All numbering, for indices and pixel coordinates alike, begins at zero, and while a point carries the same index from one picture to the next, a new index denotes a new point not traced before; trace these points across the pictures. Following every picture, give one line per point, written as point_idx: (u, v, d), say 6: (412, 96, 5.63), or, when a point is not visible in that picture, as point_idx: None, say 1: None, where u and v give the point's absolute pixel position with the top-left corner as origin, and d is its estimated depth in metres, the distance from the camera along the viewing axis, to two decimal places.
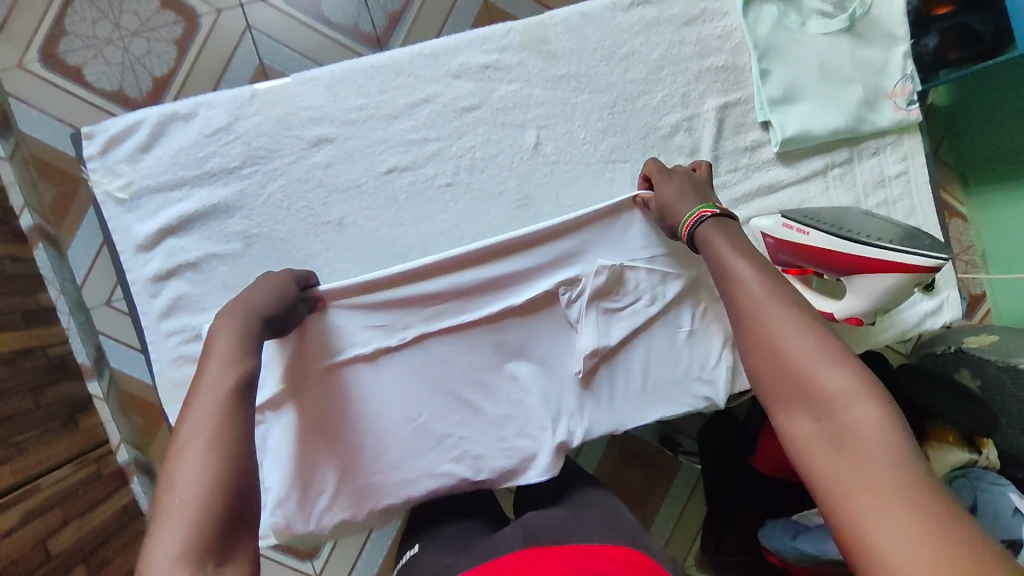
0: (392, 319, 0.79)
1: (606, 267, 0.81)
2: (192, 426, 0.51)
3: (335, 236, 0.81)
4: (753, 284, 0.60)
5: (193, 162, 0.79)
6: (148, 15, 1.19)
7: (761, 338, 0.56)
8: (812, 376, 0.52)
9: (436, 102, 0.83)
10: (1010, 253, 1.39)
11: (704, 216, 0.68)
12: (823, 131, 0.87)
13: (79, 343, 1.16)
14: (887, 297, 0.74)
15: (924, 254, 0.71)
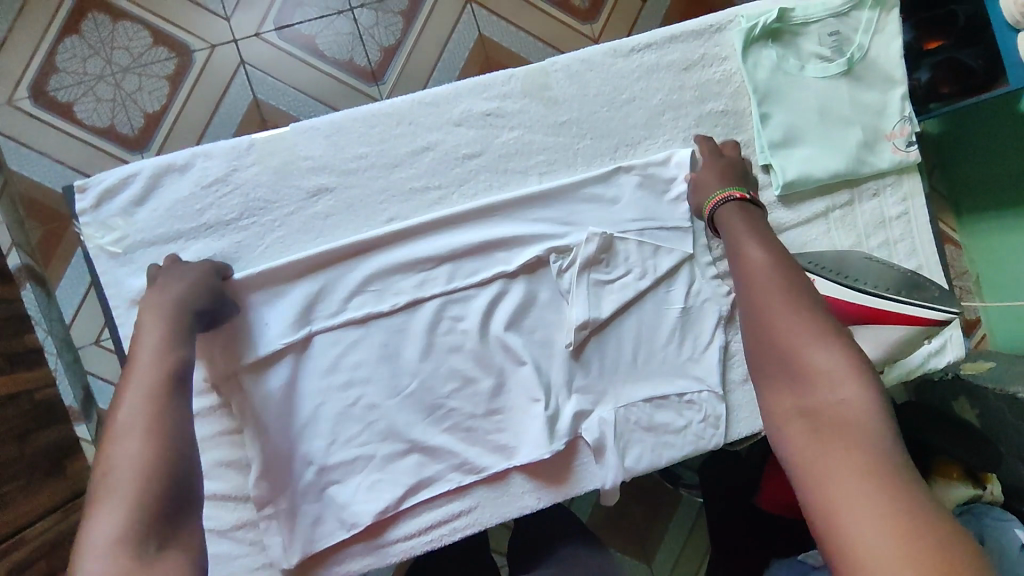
0: (321, 300, 0.79)
1: (597, 234, 0.83)
2: (128, 420, 0.56)
3: (333, 289, 0.79)
4: (762, 269, 0.67)
5: (190, 215, 0.77)
6: (140, 51, 1.18)
7: (764, 320, 0.62)
8: (803, 350, 0.57)
9: (438, 150, 0.82)
10: (1001, 279, 1.42)
11: (732, 198, 0.78)
12: (823, 174, 0.87)
13: (67, 386, 1.13)
14: (895, 348, 0.73)
15: (933, 307, 0.69)
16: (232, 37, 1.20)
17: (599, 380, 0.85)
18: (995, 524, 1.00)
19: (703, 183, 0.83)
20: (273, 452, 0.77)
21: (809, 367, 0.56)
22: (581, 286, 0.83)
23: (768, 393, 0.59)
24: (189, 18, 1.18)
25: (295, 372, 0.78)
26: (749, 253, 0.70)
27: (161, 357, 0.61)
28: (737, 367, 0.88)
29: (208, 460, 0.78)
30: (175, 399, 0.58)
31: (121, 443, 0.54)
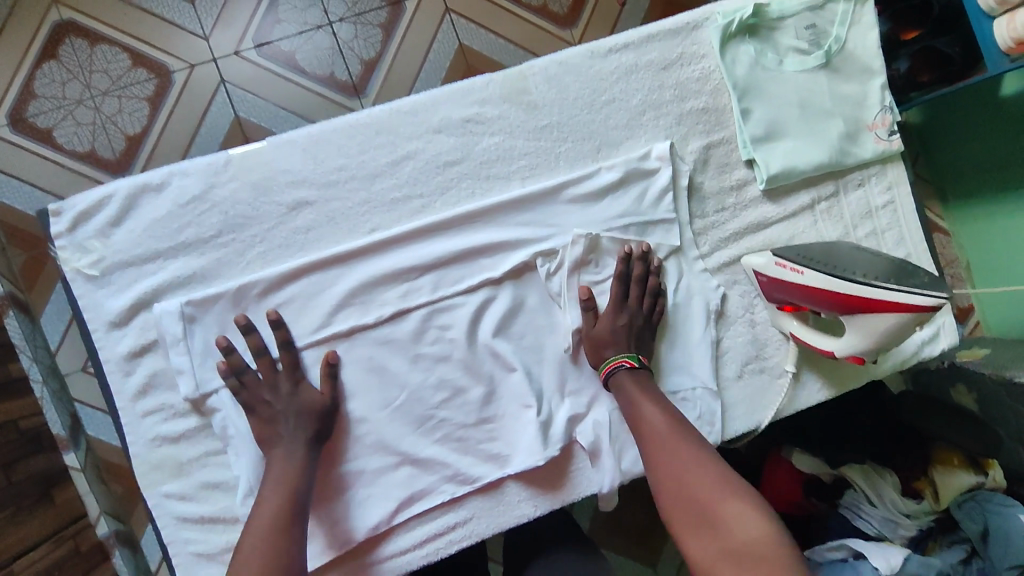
0: (316, 313, 0.78)
1: (582, 235, 0.82)
2: (247, 545, 0.64)
3: (318, 303, 0.78)
4: (660, 425, 0.72)
5: (168, 234, 0.76)
6: (119, 73, 1.17)
7: (671, 478, 0.67)
8: (714, 503, 0.63)
9: (418, 158, 0.81)
10: (993, 264, 1.42)
11: (621, 366, 0.78)
12: (807, 167, 0.87)
13: (54, 414, 1.09)
14: (887, 337, 0.72)
15: (921, 292, 0.68)
16: (212, 56, 1.19)
17: (591, 383, 0.84)
18: (998, 510, 1.00)
19: (591, 342, 0.81)
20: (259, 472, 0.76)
21: (722, 516, 0.61)
22: (570, 287, 0.83)
23: (690, 550, 0.62)
24: (169, 39, 1.18)
25: None
26: (647, 410, 0.75)
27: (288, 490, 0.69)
28: (731, 363, 0.87)
29: (194, 483, 0.76)
30: (287, 541, 0.65)
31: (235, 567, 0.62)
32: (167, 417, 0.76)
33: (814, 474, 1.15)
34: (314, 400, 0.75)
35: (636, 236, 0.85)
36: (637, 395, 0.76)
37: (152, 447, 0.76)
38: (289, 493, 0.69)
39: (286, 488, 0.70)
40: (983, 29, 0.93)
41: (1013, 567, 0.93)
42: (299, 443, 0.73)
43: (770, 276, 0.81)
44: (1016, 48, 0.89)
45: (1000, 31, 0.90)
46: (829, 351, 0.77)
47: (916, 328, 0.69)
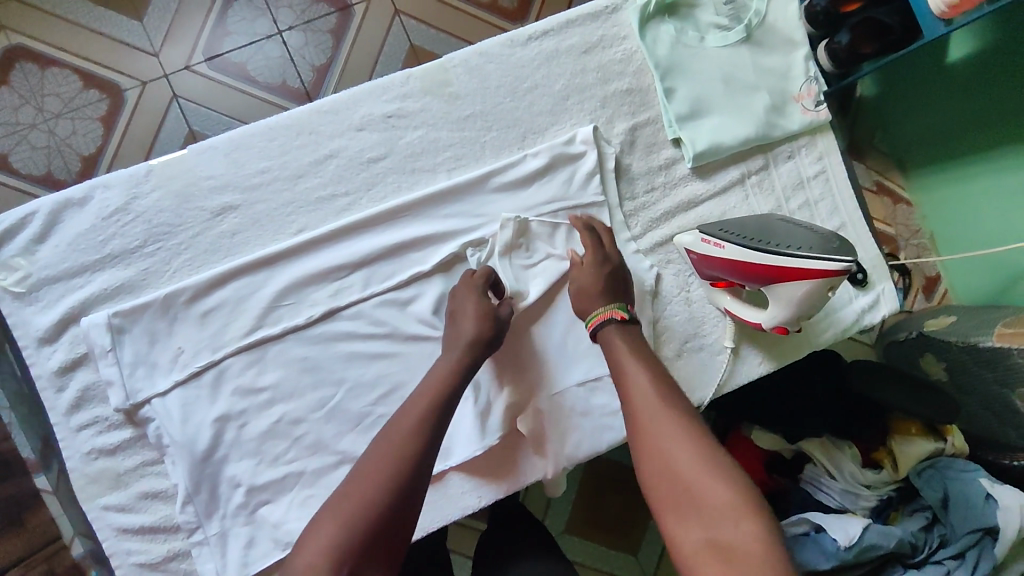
0: (246, 316, 0.78)
1: (510, 220, 0.82)
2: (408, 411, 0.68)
3: (247, 307, 0.78)
4: (649, 392, 0.68)
5: (93, 247, 0.76)
6: (71, 95, 1.17)
7: (656, 450, 0.64)
8: (699, 489, 0.60)
9: (342, 156, 0.81)
10: (953, 232, 1.42)
11: (613, 319, 0.76)
12: (733, 142, 0.87)
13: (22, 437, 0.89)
14: (805, 305, 0.72)
15: (831, 258, 0.68)
16: (163, 72, 1.19)
17: (529, 370, 0.84)
18: (959, 476, 1.04)
19: (582, 293, 0.80)
20: (196, 479, 0.77)
21: (708, 505, 0.58)
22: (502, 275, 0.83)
23: (670, 529, 0.60)
24: (118, 58, 1.18)
25: (216, 395, 0.78)
26: (634, 375, 0.70)
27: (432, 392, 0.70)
28: (670, 343, 0.88)
29: (134, 493, 0.77)
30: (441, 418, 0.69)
31: (376, 448, 0.65)
32: (103, 429, 0.77)
33: (774, 450, 1.18)
34: (482, 332, 0.76)
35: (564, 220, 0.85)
36: (626, 360, 0.72)
37: (88, 460, 0.77)
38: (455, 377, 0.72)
39: (431, 388, 0.71)
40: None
41: (973, 531, 0.98)
42: (461, 349, 0.75)
43: (698, 253, 0.81)
44: (950, 11, 0.90)
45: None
46: (757, 323, 0.77)
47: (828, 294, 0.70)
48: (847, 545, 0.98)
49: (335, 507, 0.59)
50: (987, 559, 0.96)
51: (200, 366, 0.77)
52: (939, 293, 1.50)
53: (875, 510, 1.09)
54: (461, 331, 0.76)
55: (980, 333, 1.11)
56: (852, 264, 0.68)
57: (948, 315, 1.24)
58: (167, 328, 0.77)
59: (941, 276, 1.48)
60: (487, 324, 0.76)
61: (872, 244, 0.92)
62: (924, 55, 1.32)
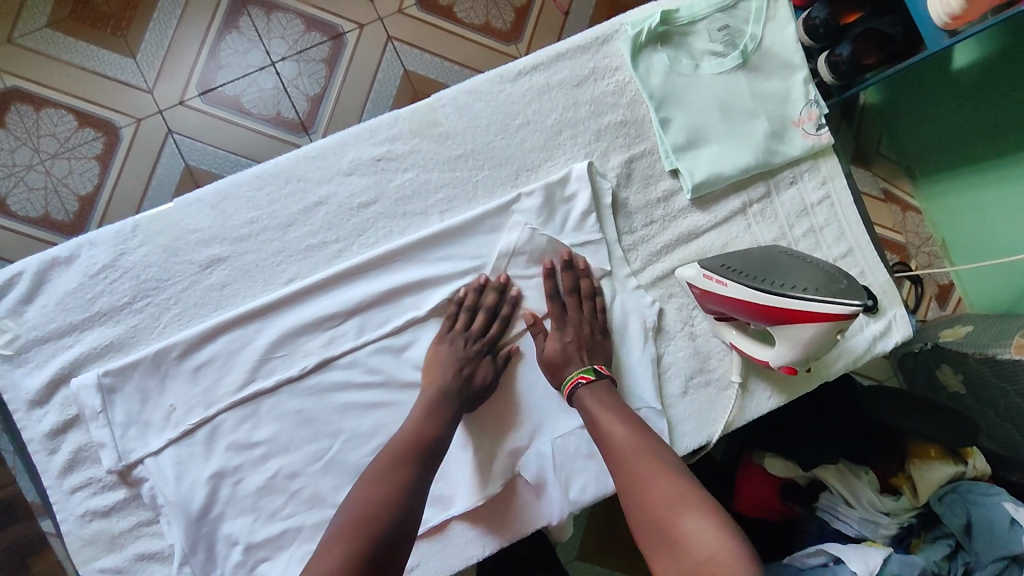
0: (239, 369, 0.77)
1: (506, 251, 0.81)
2: (404, 439, 0.72)
3: (239, 360, 0.77)
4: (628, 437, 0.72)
5: (81, 305, 0.74)
6: (67, 135, 1.17)
7: (642, 499, 0.67)
8: (677, 521, 0.63)
9: (331, 203, 0.79)
10: (964, 240, 1.39)
11: (579, 384, 0.77)
12: (732, 171, 0.85)
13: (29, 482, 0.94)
14: (813, 346, 0.69)
15: (838, 300, 0.66)
16: (158, 108, 1.19)
17: (532, 412, 0.82)
18: (982, 501, 1.01)
19: (554, 352, 0.80)
20: (193, 538, 0.74)
21: (692, 546, 0.61)
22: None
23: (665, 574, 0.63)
24: (113, 96, 1.17)
25: (211, 452, 0.76)
26: (612, 428, 0.73)
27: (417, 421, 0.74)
28: (675, 379, 0.86)
29: (129, 555, 0.75)
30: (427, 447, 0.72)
31: (370, 475, 0.69)
32: (95, 490, 0.74)
33: (788, 478, 1.14)
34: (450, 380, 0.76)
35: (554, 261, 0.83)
36: (602, 413, 0.75)
37: (82, 523, 0.74)
38: (435, 408, 0.75)
39: (421, 416, 0.74)
40: (920, 11, 0.92)
41: (999, 558, 0.96)
42: (434, 389, 0.76)
43: (701, 289, 0.78)
44: (954, 22, 0.87)
45: (936, 8, 0.89)
46: (765, 362, 0.75)
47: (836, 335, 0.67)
48: None
49: (335, 545, 0.62)
50: None
51: (194, 424, 0.75)
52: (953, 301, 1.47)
53: (895, 539, 1.07)
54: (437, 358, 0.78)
55: (998, 345, 1.06)
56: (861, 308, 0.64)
57: (964, 325, 1.21)
58: (159, 385, 0.75)
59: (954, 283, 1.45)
60: (454, 376, 0.77)
61: (879, 268, 0.90)
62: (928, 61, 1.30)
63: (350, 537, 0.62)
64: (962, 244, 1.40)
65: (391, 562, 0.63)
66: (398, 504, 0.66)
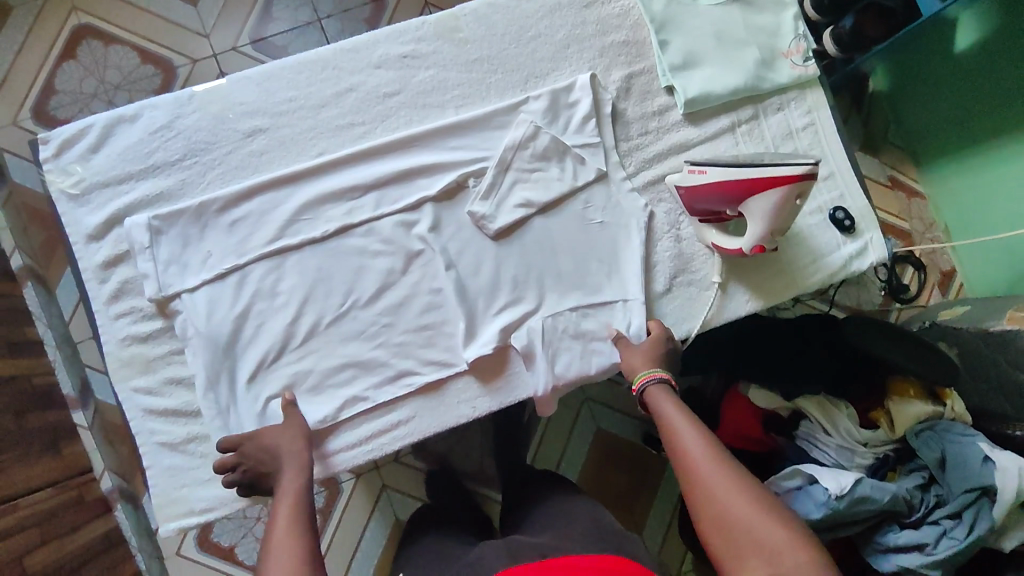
0: (267, 224, 0.87)
1: (510, 145, 0.90)
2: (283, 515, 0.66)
3: (270, 219, 0.87)
4: (701, 453, 0.71)
5: (139, 157, 0.86)
6: (130, 70, 1.32)
7: (712, 502, 0.66)
8: (755, 521, 0.63)
9: (360, 91, 0.90)
10: (966, 220, 1.55)
11: (655, 381, 0.80)
12: (722, 90, 0.93)
13: (66, 375, 1.40)
14: (779, 219, 0.76)
15: (793, 164, 0.73)
16: (211, 52, 1.33)
17: (526, 292, 0.90)
18: (956, 439, 1.06)
19: (648, 350, 0.85)
20: (216, 368, 0.84)
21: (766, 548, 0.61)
22: (508, 195, 0.90)
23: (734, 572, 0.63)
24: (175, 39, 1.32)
25: (237, 296, 0.86)
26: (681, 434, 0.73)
27: (292, 508, 0.68)
28: (662, 278, 0.93)
29: (160, 378, 0.85)
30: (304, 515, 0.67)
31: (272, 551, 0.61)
32: (137, 319, 0.85)
33: (772, 410, 1.20)
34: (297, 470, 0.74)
35: (556, 158, 0.91)
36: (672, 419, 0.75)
37: (123, 346, 0.85)
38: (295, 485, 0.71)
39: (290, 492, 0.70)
40: None
41: (970, 490, 1.00)
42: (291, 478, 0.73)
43: (687, 188, 0.87)
44: None
45: None
46: (739, 246, 0.82)
47: (797, 199, 0.74)
48: (838, 495, 1.02)
49: None
50: (984, 518, 0.99)
51: (226, 269, 0.85)
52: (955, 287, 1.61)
53: (871, 470, 1.13)
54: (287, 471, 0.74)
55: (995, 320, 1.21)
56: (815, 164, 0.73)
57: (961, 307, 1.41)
58: (198, 233, 0.86)
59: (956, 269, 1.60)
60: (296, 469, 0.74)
61: (858, 193, 0.97)
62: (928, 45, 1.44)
63: None
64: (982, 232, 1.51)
65: None
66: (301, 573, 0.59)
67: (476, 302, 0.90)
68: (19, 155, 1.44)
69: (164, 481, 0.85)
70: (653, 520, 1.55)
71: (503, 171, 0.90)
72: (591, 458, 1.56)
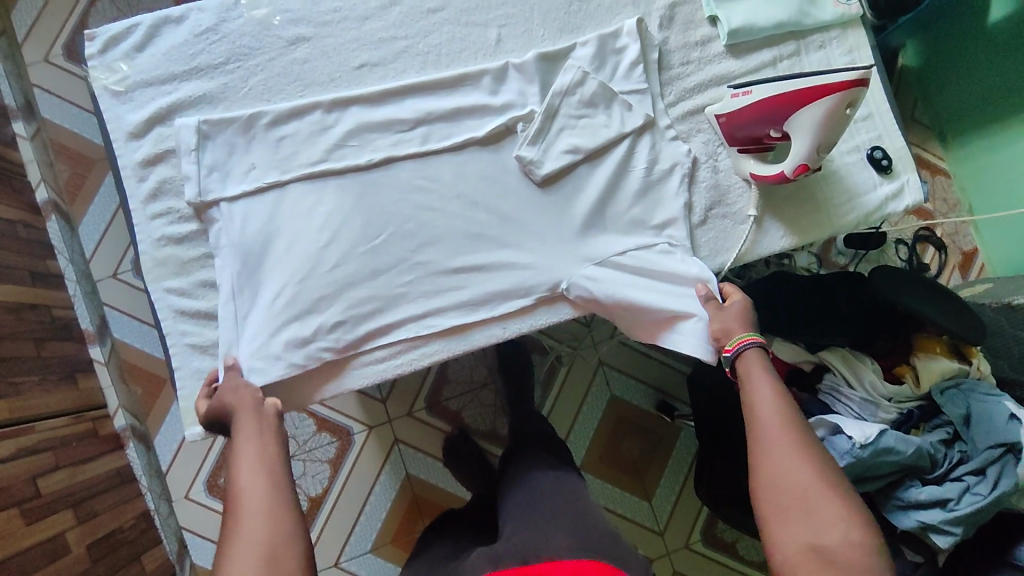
0: (306, 133, 0.86)
1: (570, 69, 0.89)
2: (248, 442, 0.69)
3: (310, 127, 0.87)
4: (774, 421, 0.70)
5: (183, 58, 0.86)
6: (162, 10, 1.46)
7: (771, 461, 0.68)
8: (811, 488, 0.65)
9: (405, 5, 0.90)
10: (994, 201, 1.54)
11: (750, 343, 0.77)
12: (766, 23, 0.93)
13: (85, 310, 1.37)
14: (826, 129, 0.77)
15: (843, 72, 0.75)
16: None
17: (561, 219, 0.89)
18: (984, 398, 1.04)
19: (733, 318, 0.81)
20: (246, 285, 0.83)
21: (818, 513, 0.64)
22: (555, 141, 0.89)
23: (774, 528, 0.66)
24: None
25: (273, 205, 0.85)
26: (761, 392, 0.73)
27: (253, 459, 0.67)
28: (699, 211, 0.92)
29: (194, 280, 0.85)
30: (265, 437, 0.70)
31: (246, 478, 0.65)
32: (173, 220, 0.85)
33: (795, 363, 1.19)
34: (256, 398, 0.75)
35: (602, 105, 0.90)
36: (757, 377, 0.74)
37: (157, 246, 0.85)
38: (255, 412, 0.73)
39: (252, 421, 0.71)
40: None
41: (995, 446, 1.00)
42: (249, 405, 0.74)
43: (728, 114, 0.88)
44: None
45: None
46: (780, 169, 0.82)
47: (846, 108, 0.75)
48: (862, 443, 1.00)
49: (242, 552, 0.59)
50: (1008, 474, 0.97)
51: (267, 182, 0.84)
52: (976, 267, 1.60)
53: (895, 425, 1.10)
54: (240, 427, 0.71)
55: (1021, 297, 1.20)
56: (867, 72, 0.74)
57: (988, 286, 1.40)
58: (245, 143, 0.85)
59: (978, 249, 1.60)
60: (251, 397, 0.75)
61: (895, 136, 0.97)
62: (966, 18, 1.44)
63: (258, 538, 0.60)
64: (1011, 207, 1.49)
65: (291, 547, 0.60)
66: (268, 501, 0.63)
67: (510, 224, 0.88)
68: (49, 90, 1.44)
69: (190, 385, 0.84)
70: (664, 488, 1.53)
71: (550, 118, 0.89)
72: (603, 424, 1.54)
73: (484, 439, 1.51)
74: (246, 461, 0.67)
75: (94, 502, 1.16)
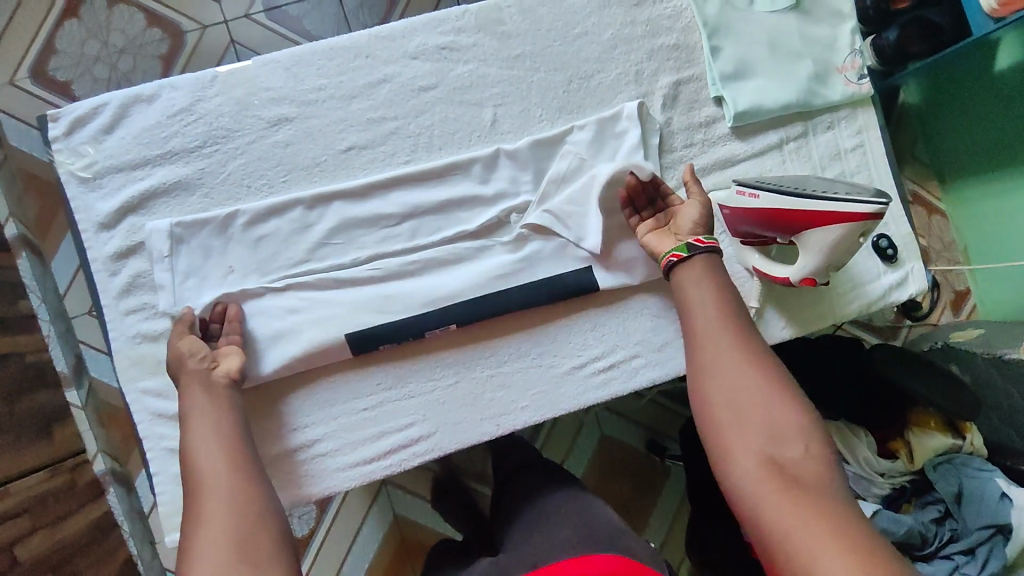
0: (290, 223, 0.81)
1: (569, 154, 0.85)
2: (215, 433, 0.69)
3: (292, 216, 0.81)
4: (718, 341, 0.70)
5: (156, 141, 0.80)
6: (136, 33, 1.28)
7: (716, 382, 0.67)
8: (756, 401, 0.64)
9: (394, 82, 0.84)
10: (990, 245, 1.49)
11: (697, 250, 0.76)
12: (774, 104, 0.89)
13: (59, 352, 1.26)
14: (834, 252, 0.75)
15: (860, 201, 0.72)
16: (223, 19, 1.31)
17: (558, 312, 0.85)
18: (975, 474, 1.02)
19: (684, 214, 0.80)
20: None
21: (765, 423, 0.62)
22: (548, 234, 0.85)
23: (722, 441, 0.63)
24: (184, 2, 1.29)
25: (254, 300, 0.80)
26: (700, 313, 0.73)
27: (220, 448, 0.68)
28: None
29: (171, 380, 0.81)
30: (231, 420, 0.71)
31: (212, 463, 0.66)
32: (148, 316, 0.81)
33: None
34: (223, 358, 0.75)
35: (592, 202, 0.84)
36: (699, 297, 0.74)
37: (132, 343, 0.80)
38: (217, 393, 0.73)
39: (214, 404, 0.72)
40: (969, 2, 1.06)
41: (985, 527, 0.98)
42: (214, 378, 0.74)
43: (732, 209, 0.84)
44: (1001, 9, 1.00)
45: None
46: (784, 276, 0.81)
47: (858, 239, 0.74)
48: None
49: (204, 527, 0.59)
50: (996, 555, 0.96)
51: (247, 287, 0.80)
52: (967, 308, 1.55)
53: (887, 501, 1.09)
54: (193, 406, 0.71)
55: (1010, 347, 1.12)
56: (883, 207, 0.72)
57: (977, 328, 1.35)
58: (222, 246, 0.80)
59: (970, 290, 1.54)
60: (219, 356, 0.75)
61: (900, 221, 0.94)
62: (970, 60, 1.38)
63: (227, 507, 0.61)
64: (1012, 255, 1.43)
65: (261, 520, 0.61)
66: (238, 480, 0.65)
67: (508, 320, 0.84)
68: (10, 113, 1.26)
69: (169, 491, 0.80)
70: (653, 527, 1.52)
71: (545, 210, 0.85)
72: (593, 466, 1.52)
73: (472, 478, 1.45)
74: (209, 445, 0.68)
75: (78, 561, 1.09)
